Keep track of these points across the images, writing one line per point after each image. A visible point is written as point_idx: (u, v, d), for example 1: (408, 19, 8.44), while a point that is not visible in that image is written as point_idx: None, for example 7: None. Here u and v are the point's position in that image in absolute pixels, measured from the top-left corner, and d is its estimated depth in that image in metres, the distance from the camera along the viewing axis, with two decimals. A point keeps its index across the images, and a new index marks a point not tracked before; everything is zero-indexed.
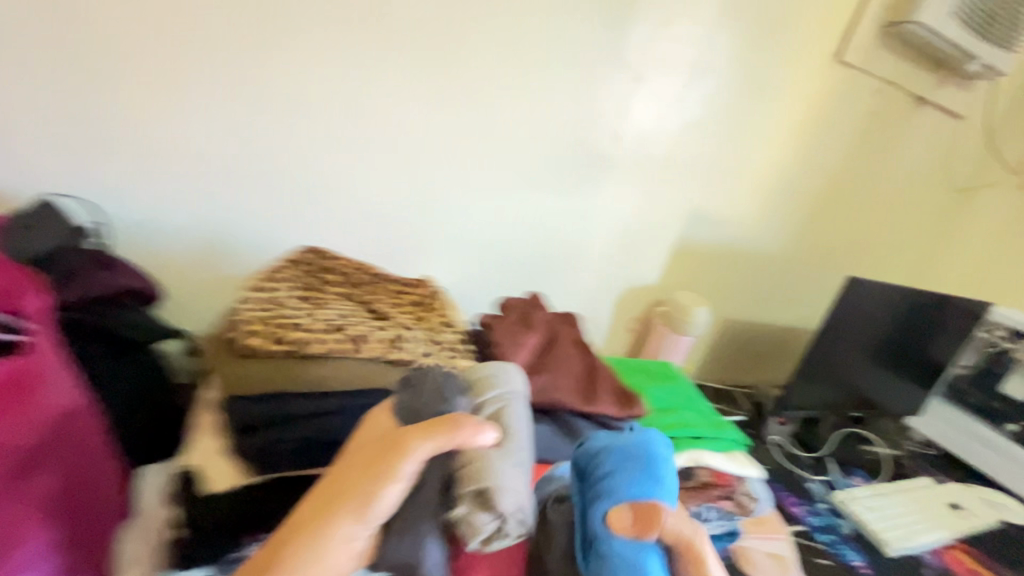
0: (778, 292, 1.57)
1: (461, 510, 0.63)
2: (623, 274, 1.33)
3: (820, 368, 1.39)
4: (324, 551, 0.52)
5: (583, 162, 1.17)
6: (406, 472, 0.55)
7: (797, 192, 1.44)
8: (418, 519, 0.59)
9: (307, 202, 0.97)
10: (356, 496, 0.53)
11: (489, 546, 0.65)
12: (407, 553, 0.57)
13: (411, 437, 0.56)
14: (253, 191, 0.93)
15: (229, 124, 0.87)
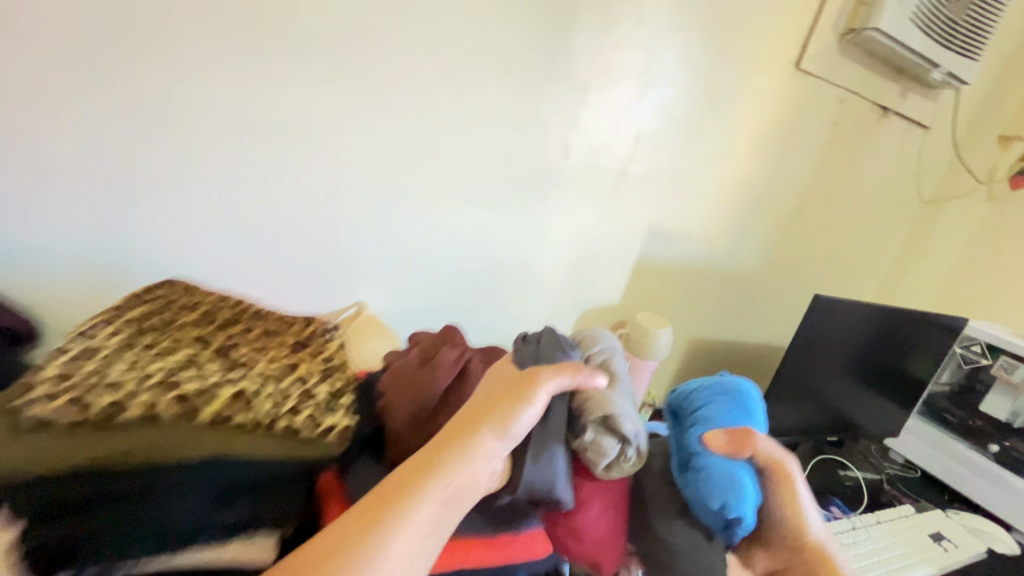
0: (747, 309, 1.51)
1: (587, 437, 0.65)
2: (580, 295, 1.27)
3: (793, 391, 1.30)
4: (467, 463, 0.52)
5: (529, 178, 1.10)
6: (539, 395, 0.58)
7: (761, 205, 1.38)
8: (548, 443, 0.62)
9: (210, 220, 0.86)
10: (497, 414, 0.55)
11: (611, 472, 0.67)
12: (543, 473, 0.60)
13: (543, 372, 0.60)
14: (139, 206, 0.81)
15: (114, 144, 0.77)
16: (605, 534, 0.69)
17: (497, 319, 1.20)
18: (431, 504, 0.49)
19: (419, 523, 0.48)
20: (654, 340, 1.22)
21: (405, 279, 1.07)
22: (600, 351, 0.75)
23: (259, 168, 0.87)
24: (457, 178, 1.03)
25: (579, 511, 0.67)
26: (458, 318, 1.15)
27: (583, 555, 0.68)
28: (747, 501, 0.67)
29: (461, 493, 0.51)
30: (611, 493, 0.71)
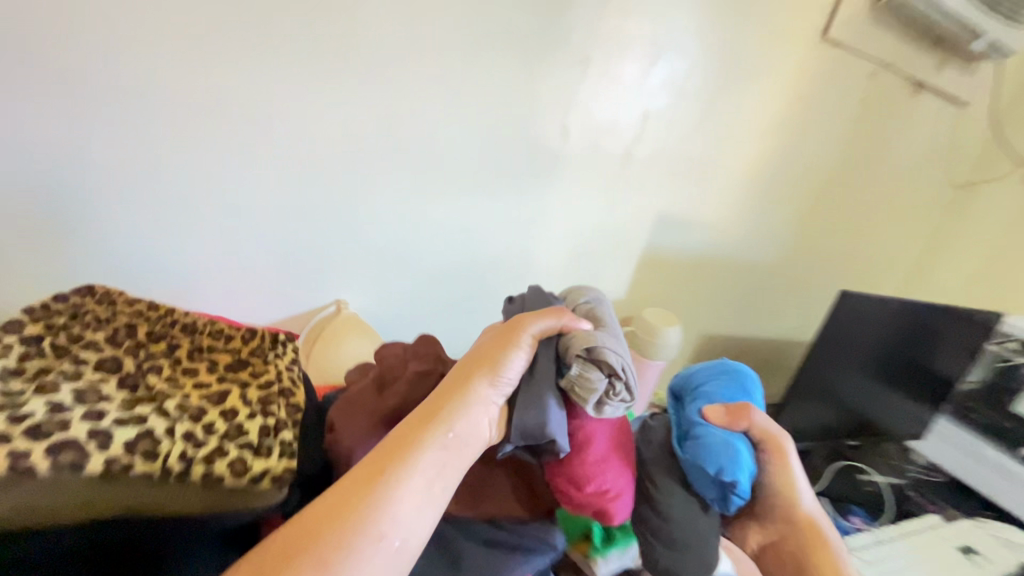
0: (763, 303, 1.40)
1: (574, 371, 0.51)
2: (580, 290, 1.18)
3: (810, 391, 1.21)
4: (467, 410, 0.48)
5: (524, 163, 1.01)
6: (524, 340, 0.53)
7: (780, 190, 1.26)
8: (535, 383, 0.51)
9: (136, 195, 0.73)
10: (486, 363, 0.51)
11: (604, 412, 0.52)
12: (535, 419, 0.50)
13: (525, 316, 0.54)
14: (46, 181, 0.68)
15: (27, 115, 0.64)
16: (618, 480, 0.53)
17: (492, 314, 1.13)
18: (433, 454, 0.44)
19: (424, 471, 0.44)
20: (661, 339, 1.13)
21: (385, 273, 0.98)
22: (588, 300, 0.61)
23: (213, 148, 0.75)
24: (443, 162, 0.94)
25: (578, 457, 0.52)
26: (446, 313, 1.08)
27: (590, 508, 0.52)
28: (743, 469, 0.58)
29: (463, 444, 0.47)
30: (615, 437, 0.56)
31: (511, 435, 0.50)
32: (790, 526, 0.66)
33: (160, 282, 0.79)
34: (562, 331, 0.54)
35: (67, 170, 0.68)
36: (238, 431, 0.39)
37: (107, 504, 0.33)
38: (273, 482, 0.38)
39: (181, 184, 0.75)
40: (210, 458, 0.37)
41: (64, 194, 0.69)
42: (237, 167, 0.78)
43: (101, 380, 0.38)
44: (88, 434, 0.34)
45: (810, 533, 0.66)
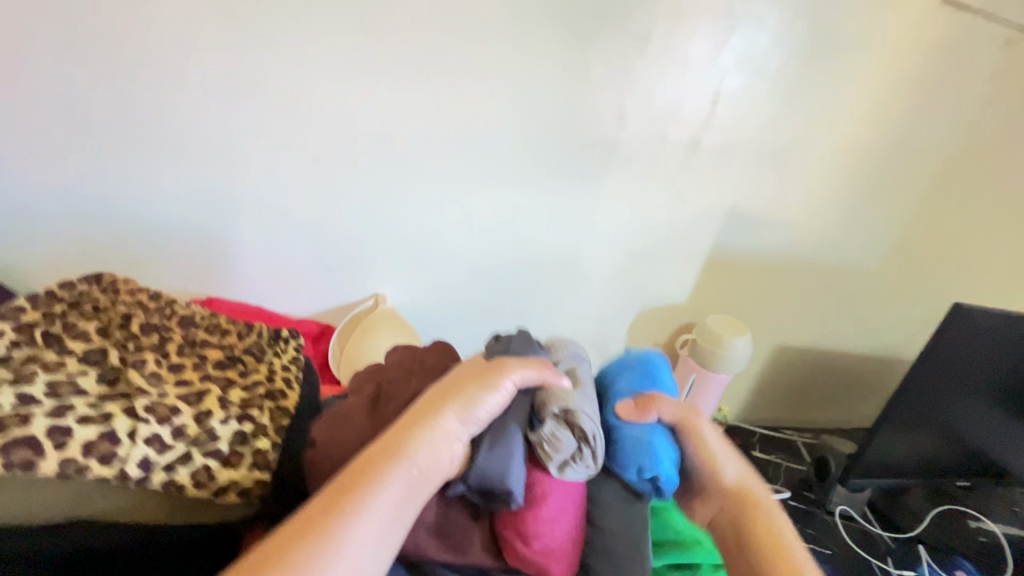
0: (856, 316, 1.21)
1: (546, 428, 0.52)
2: (637, 292, 1.08)
3: (911, 421, 1.00)
4: (430, 443, 0.45)
5: (575, 155, 0.94)
6: (504, 384, 0.51)
7: (885, 184, 1.07)
8: (505, 428, 0.50)
9: (202, 185, 0.84)
10: (460, 396, 0.48)
11: (566, 473, 0.52)
12: (497, 466, 0.48)
13: (510, 361, 0.53)
14: (133, 169, 0.82)
15: (107, 136, 0.80)
16: (566, 542, 0.51)
17: (539, 315, 1.06)
18: (394, 487, 0.41)
19: (382, 508, 0.40)
20: (725, 350, 1.01)
21: (424, 266, 0.97)
22: (569, 355, 0.61)
23: (258, 148, 0.83)
24: (483, 152, 0.90)
25: (533, 512, 0.50)
26: (491, 312, 1.04)
27: (532, 566, 0.49)
28: (664, 459, 0.55)
29: (425, 478, 0.43)
30: (577, 496, 0.53)
31: (470, 477, 0.48)
32: (723, 497, 0.54)
33: (203, 278, 0.90)
34: (543, 385, 0.54)
35: (133, 180, 0.83)
36: (203, 437, 0.44)
37: (79, 504, 0.41)
38: (221, 492, 0.43)
39: (220, 191, 0.85)
40: (169, 466, 0.42)
41: (143, 184, 0.83)
42: (278, 160, 0.85)
43: (83, 373, 0.45)
44: (47, 432, 0.39)
45: (747, 505, 0.53)
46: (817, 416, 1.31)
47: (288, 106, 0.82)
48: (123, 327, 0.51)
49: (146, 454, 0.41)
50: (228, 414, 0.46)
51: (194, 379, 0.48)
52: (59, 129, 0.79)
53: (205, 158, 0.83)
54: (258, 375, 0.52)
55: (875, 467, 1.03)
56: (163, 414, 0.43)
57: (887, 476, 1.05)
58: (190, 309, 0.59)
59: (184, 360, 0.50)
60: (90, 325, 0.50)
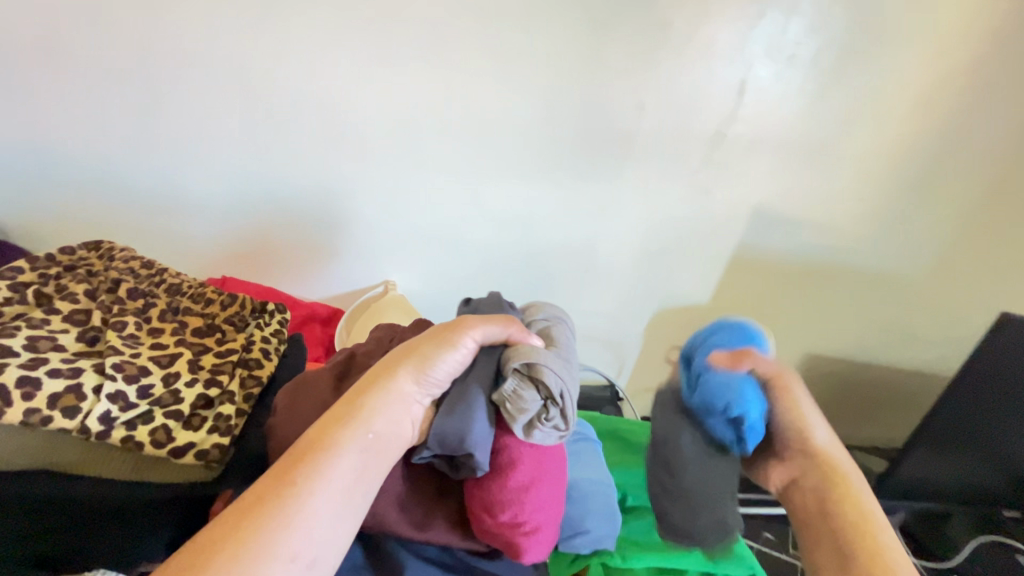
0: (896, 326, 1.13)
1: (508, 386, 0.48)
2: (656, 291, 1.05)
3: (949, 441, 0.92)
4: (386, 409, 0.46)
5: (589, 149, 0.91)
6: (463, 342, 0.50)
7: (930, 185, 0.99)
8: (466, 390, 0.48)
9: (224, 170, 0.88)
10: (416, 358, 0.49)
11: (533, 435, 0.49)
12: (456, 428, 0.47)
13: (470, 318, 0.51)
14: (161, 154, 0.86)
15: (136, 122, 0.84)
16: (537, 511, 0.50)
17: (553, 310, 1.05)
18: (349, 458, 0.43)
19: (336, 479, 0.42)
20: None
21: (434, 256, 0.97)
22: (544, 316, 0.57)
23: (275, 136, 0.86)
24: (497, 142, 0.89)
25: (499, 481, 0.49)
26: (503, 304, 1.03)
27: (500, 537, 0.50)
28: (755, 405, 0.52)
29: (382, 446, 0.45)
30: (550, 461, 0.53)
31: (430, 442, 0.47)
32: (812, 463, 0.54)
33: (224, 259, 0.95)
34: (508, 341, 0.51)
35: (159, 165, 0.87)
36: (167, 398, 0.49)
37: (41, 456, 0.45)
38: (179, 453, 0.48)
39: (238, 176, 0.88)
40: (130, 424, 0.47)
41: (169, 168, 0.88)
42: (293, 147, 0.87)
43: (64, 331, 0.49)
44: (17, 382, 0.44)
45: (838, 474, 0.52)
46: (850, 432, 1.23)
47: (306, 92, 0.83)
48: (110, 291, 0.56)
49: (107, 410, 0.46)
50: (194, 378, 0.51)
51: (170, 343, 0.53)
52: (92, 115, 0.84)
53: (225, 144, 0.86)
54: (233, 343, 0.57)
55: (904, 489, 0.97)
56: (130, 373, 0.48)
57: (917, 500, 0.98)
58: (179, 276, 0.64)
59: (164, 325, 0.55)
60: (81, 287, 0.55)
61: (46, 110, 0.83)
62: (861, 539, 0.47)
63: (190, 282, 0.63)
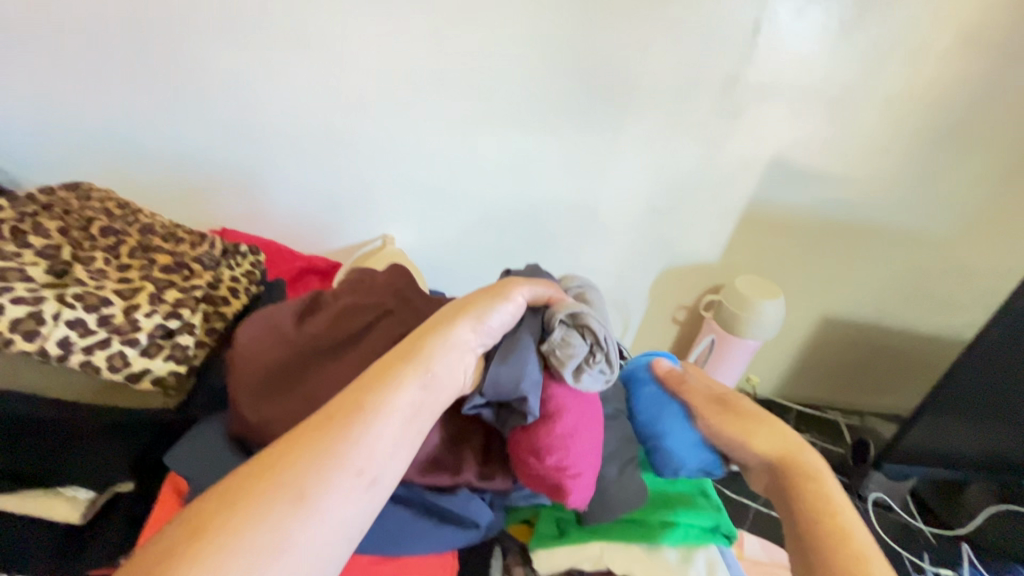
0: (920, 289, 1.06)
1: (556, 335, 0.54)
2: (660, 249, 1.01)
3: (966, 407, 0.88)
4: (444, 354, 0.46)
5: (592, 96, 0.87)
6: (514, 296, 0.54)
7: (967, 131, 0.91)
8: (517, 339, 0.53)
9: (220, 125, 0.88)
10: (472, 308, 0.50)
11: (581, 379, 0.53)
12: (511, 376, 0.50)
13: (518, 279, 0.56)
14: (157, 109, 0.87)
15: (135, 76, 0.85)
16: (582, 456, 0.51)
17: (552, 268, 1.03)
18: (410, 393, 0.42)
19: (397, 413, 0.41)
20: (753, 314, 0.92)
21: (433, 210, 0.96)
22: (578, 283, 0.63)
23: (270, 89, 0.86)
24: (491, 91, 0.86)
25: (548, 425, 0.51)
26: (500, 261, 1.02)
27: (547, 481, 0.50)
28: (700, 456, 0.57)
29: (439, 386, 0.45)
30: (592, 413, 0.54)
31: (484, 386, 0.50)
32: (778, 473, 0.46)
33: (226, 215, 0.96)
34: (547, 303, 0.57)
35: (156, 120, 0.88)
36: (125, 326, 0.53)
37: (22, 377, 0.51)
38: (135, 378, 0.52)
39: (235, 128, 0.89)
40: (87, 349, 0.51)
41: (163, 122, 0.88)
42: (288, 95, 0.86)
43: (34, 265, 0.54)
44: None
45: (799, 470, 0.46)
46: (865, 398, 1.19)
47: (297, 41, 0.82)
48: (83, 230, 0.62)
49: (66, 335, 0.51)
50: (154, 310, 0.55)
51: (137, 279, 0.58)
52: (88, 70, 0.85)
53: (223, 95, 0.86)
54: (200, 279, 0.61)
55: (919, 454, 0.92)
56: (90, 303, 0.53)
57: (934, 466, 0.93)
58: (155, 220, 0.68)
59: (133, 264, 0.60)
60: (54, 225, 0.60)
61: (49, 64, 0.84)
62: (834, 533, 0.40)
63: (163, 225, 0.68)
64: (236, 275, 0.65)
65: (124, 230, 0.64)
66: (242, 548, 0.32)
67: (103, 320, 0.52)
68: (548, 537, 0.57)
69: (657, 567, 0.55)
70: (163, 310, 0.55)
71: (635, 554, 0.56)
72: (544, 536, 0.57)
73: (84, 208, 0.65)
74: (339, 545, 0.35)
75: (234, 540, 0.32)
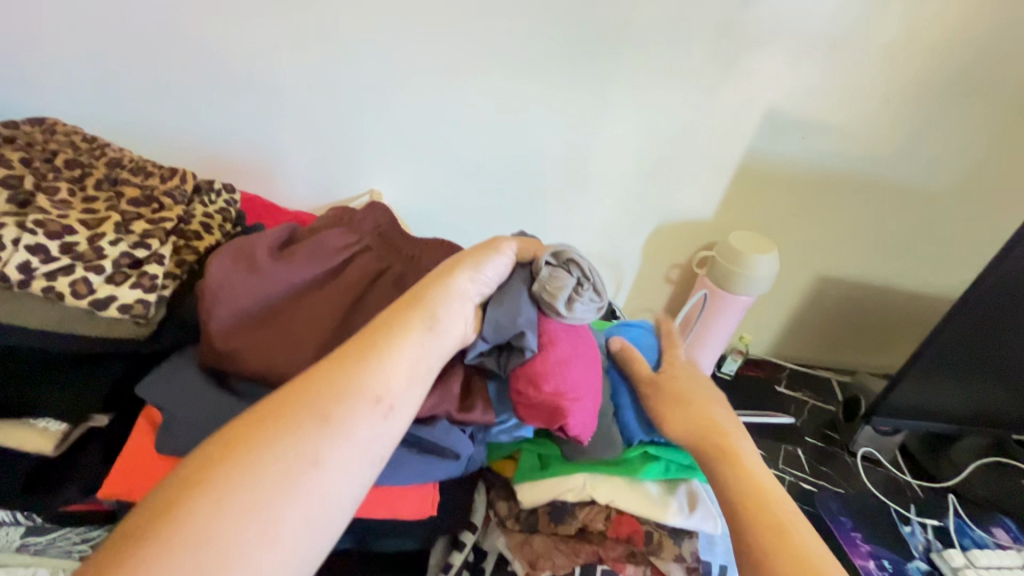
0: (914, 245, 1.05)
1: (543, 274, 0.55)
2: (653, 205, 1.00)
3: (959, 362, 0.88)
4: (448, 302, 0.50)
5: (581, 40, 0.84)
6: (506, 249, 0.57)
7: (968, 78, 0.88)
8: (510, 285, 0.55)
9: (194, 74, 0.85)
10: (470, 261, 0.54)
11: (574, 310, 0.54)
12: (508, 317, 0.52)
13: (505, 236, 0.59)
14: (126, 55, 0.83)
15: (99, 19, 0.80)
16: (579, 384, 0.53)
17: (543, 224, 1.01)
18: (418, 333, 0.47)
19: (408, 351, 0.45)
20: (746, 269, 0.91)
21: (420, 163, 0.94)
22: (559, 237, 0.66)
23: (246, 34, 0.82)
24: (479, 37, 0.83)
25: (544, 357, 0.53)
26: (489, 216, 1.00)
27: (546, 408, 0.52)
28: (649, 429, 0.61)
29: (444, 331, 0.49)
30: (586, 349, 0.56)
31: (487, 330, 0.52)
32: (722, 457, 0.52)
33: (207, 171, 0.94)
34: (532, 255, 0.59)
35: (124, 66, 0.84)
36: (90, 254, 0.53)
37: None
38: (101, 305, 0.51)
39: (212, 77, 0.85)
40: (50, 275, 0.51)
41: (132, 69, 0.84)
42: (265, 42, 0.83)
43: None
44: None
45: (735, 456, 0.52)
46: (856, 357, 1.19)
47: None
48: (48, 162, 0.61)
49: (27, 261, 0.50)
50: (119, 238, 0.54)
51: (103, 211, 0.57)
52: (48, 13, 0.80)
53: (196, 42, 0.82)
54: (170, 213, 0.60)
55: (910, 409, 0.93)
56: (52, 230, 0.52)
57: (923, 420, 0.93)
58: (124, 155, 0.67)
59: (101, 197, 0.59)
60: (18, 156, 0.59)
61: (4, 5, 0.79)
62: (764, 501, 0.47)
63: (133, 160, 0.67)
64: (209, 212, 0.64)
65: (94, 165, 0.64)
66: (270, 458, 0.36)
67: (67, 247, 0.52)
68: (532, 471, 0.59)
69: (637, 496, 0.58)
70: (130, 240, 0.55)
71: (616, 484, 0.59)
72: (526, 471, 0.59)
73: (49, 144, 0.64)
74: (365, 462, 0.39)
75: (267, 448, 0.36)
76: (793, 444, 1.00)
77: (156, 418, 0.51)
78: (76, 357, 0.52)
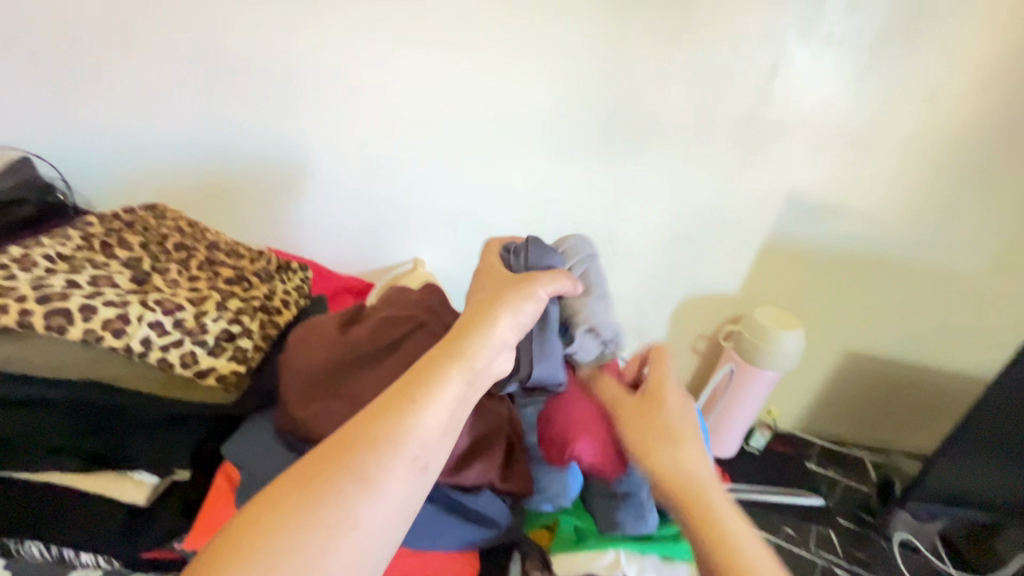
0: (944, 326, 1.06)
1: (577, 345, 0.59)
2: (680, 279, 1.04)
3: (994, 448, 0.86)
4: (487, 346, 0.47)
5: (616, 132, 0.92)
6: (538, 293, 0.53)
7: (987, 173, 0.92)
8: (545, 335, 0.58)
9: (269, 153, 0.97)
10: (503, 302, 0.51)
11: None
12: (548, 377, 0.57)
13: (541, 275, 0.55)
14: (214, 138, 0.96)
15: (195, 110, 0.94)
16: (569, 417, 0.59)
17: None
18: (455, 384, 0.43)
19: (445, 402, 0.43)
20: (771, 344, 0.94)
21: (462, 235, 1.02)
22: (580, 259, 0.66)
23: (317, 122, 0.94)
24: (521, 127, 0.93)
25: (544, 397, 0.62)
26: None
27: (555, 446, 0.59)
28: None
29: (480, 378, 0.46)
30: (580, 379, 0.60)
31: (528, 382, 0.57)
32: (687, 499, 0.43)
33: (273, 238, 1.04)
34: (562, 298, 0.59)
35: (214, 147, 0.97)
36: (195, 329, 0.61)
37: (95, 366, 0.59)
38: (203, 374, 0.60)
39: (283, 158, 0.97)
40: (164, 348, 0.59)
41: (219, 150, 0.97)
42: (332, 130, 0.94)
43: (121, 274, 0.64)
44: (79, 308, 0.58)
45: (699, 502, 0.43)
46: (893, 437, 1.17)
47: (344, 82, 0.90)
48: (159, 244, 0.72)
49: (148, 334, 0.59)
50: (220, 315, 0.63)
51: (204, 288, 0.66)
52: (156, 104, 0.94)
53: (277, 128, 0.94)
54: (257, 292, 0.69)
55: (947, 495, 0.90)
56: (167, 307, 0.61)
57: (962, 506, 0.91)
58: (216, 235, 0.77)
59: (201, 275, 0.69)
60: (135, 240, 0.71)
61: (122, 98, 0.94)
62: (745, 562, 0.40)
63: (225, 240, 0.77)
64: (288, 290, 0.73)
65: (192, 244, 0.74)
66: (308, 525, 0.35)
67: (176, 323, 0.60)
68: (568, 544, 0.61)
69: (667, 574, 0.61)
70: (227, 318, 0.63)
71: (649, 561, 0.61)
72: (563, 542, 0.61)
73: (158, 226, 0.75)
74: (398, 521, 0.38)
75: (310, 518, 0.35)
76: (826, 526, 0.98)
77: (238, 476, 0.60)
78: (169, 421, 0.60)
